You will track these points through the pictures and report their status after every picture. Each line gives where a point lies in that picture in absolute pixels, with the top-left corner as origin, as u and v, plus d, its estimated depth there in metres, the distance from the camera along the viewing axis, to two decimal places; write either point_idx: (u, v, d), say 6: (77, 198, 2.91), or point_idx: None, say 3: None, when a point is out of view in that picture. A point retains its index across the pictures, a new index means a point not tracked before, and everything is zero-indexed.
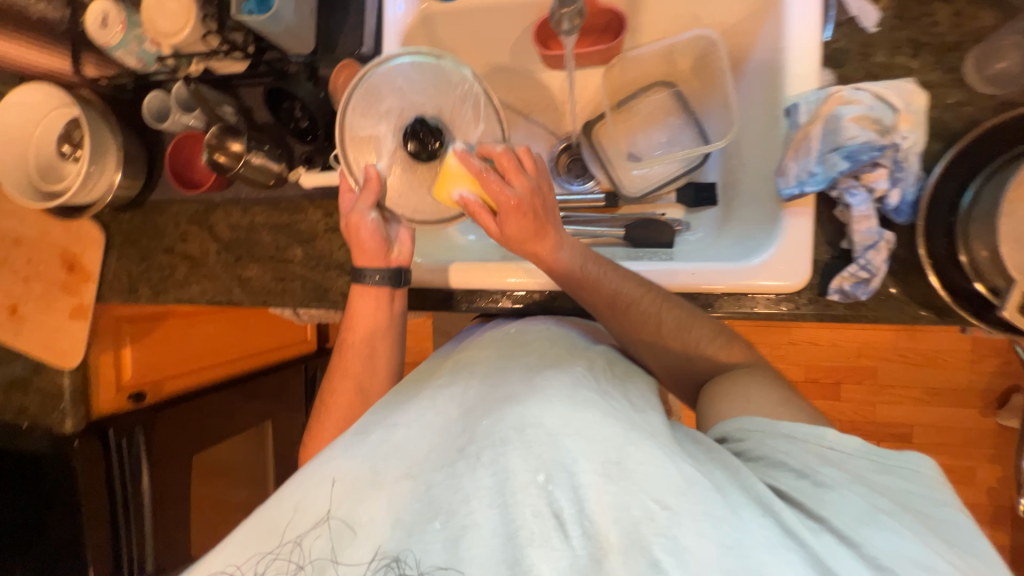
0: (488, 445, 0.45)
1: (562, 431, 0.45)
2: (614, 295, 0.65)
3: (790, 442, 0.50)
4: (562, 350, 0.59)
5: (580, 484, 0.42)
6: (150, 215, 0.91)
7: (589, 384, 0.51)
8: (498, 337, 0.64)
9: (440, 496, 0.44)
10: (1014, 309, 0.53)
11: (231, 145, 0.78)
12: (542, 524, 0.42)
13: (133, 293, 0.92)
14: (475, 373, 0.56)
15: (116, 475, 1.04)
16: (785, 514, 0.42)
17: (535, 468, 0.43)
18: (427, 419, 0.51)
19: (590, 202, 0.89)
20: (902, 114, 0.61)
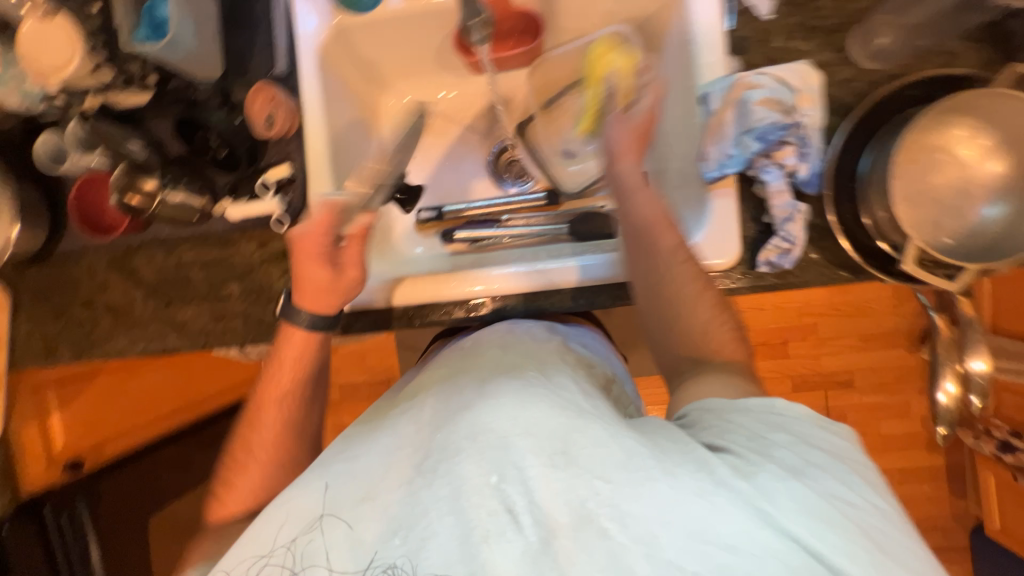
0: (443, 457, 0.45)
1: (512, 430, 0.44)
2: (645, 225, 0.66)
3: (745, 415, 0.49)
4: (512, 354, 0.59)
5: (529, 478, 0.42)
6: (60, 267, 0.83)
7: (541, 382, 0.50)
8: (454, 355, 0.64)
9: (397, 511, 0.45)
10: (912, 262, 0.60)
11: (143, 184, 0.72)
12: (495, 521, 0.41)
13: (52, 354, 0.84)
14: (431, 391, 0.56)
15: (61, 555, 0.98)
16: (727, 470, 0.42)
17: (487, 470, 0.43)
18: (390, 444, 0.51)
19: (531, 201, 0.90)
20: (800, 94, 0.67)
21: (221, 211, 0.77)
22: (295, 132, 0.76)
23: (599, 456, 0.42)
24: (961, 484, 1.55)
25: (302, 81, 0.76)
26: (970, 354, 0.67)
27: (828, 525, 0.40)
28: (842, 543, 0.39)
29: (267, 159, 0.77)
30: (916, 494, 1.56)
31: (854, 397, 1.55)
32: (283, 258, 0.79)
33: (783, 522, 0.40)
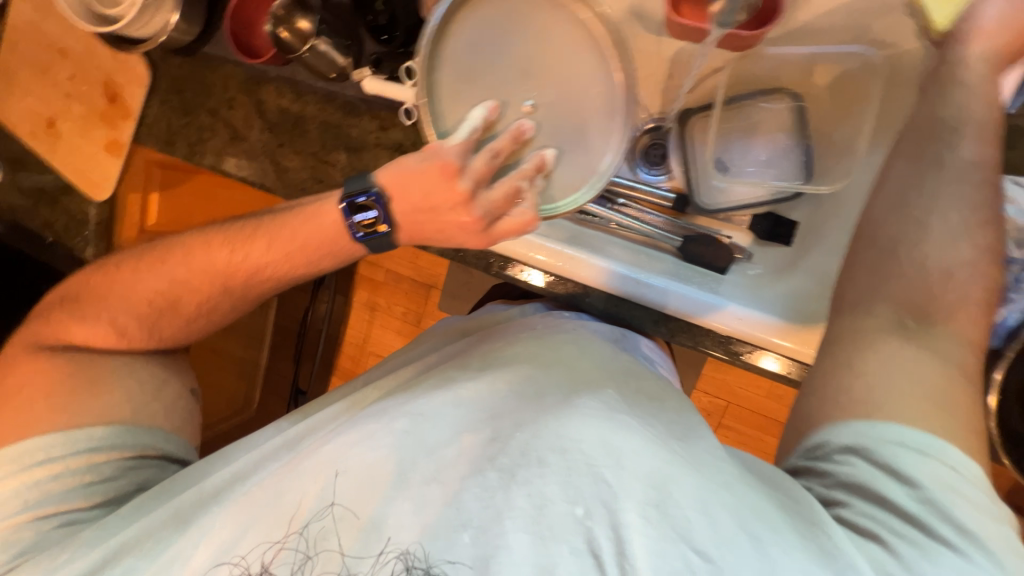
0: (522, 463, 0.43)
1: (602, 459, 0.42)
2: (957, 121, 0.53)
3: (915, 453, 0.41)
4: (596, 370, 0.55)
5: (620, 522, 0.40)
6: (201, 68, 0.85)
7: (622, 406, 0.48)
8: (529, 337, 0.63)
9: (471, 508, 0.42)
10: None
11: (299, 21, 0.70)
12: (578, 563, 0.39)
13: (170, 145, 0.89)
14: (505, 371, 0.55)
15: None
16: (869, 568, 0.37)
17: (573, 499, 0.41)
18: (452, 415, 0.50)
19: (657, 198, 0.82)
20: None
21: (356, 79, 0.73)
22: None
23: (703, 525, 0.39)
24: None
25: None
26: None
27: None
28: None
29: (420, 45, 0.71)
30: None
31: None
32: (394, 150, 0.77)
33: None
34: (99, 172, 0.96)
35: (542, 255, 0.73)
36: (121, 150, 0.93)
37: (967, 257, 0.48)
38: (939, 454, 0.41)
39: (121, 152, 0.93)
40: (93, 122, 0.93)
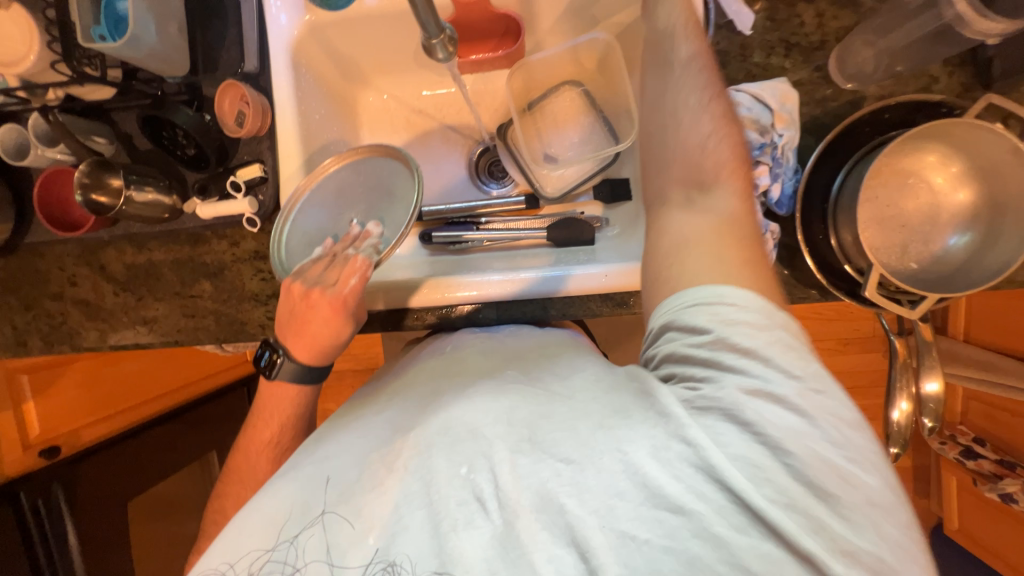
0: (414, 454, 0.49)
1: (482, 422, 0.48)
2: (668, 31, 0.63)
3: (698, 311, 0.46)
4: (489, 357, 0.62)
5: (495, 464, 0.45)
6: (29, 260, 0.82)
7: (513, 377, 0.54)
8: (439, 357, 0.67)
9: (372, 511, 0.47)
10: (873, 289, 0.60)
11: (109, 181, 0.70)
12: (465, 510, 0.45)
13: (23, 346, 0.84)
14: (408, 394, 0.60)
15: (37, 539, 0.98)
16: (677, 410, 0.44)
17: (457, 462, 0.47)
18: (361, 441, 0.54)
19: (510, 204, 0.90)
20: (777, 113, 0.65)
21: (191, 209, 0.76)
22: (266, 130, 0.75)
23: (564, 438, 0.45)
24: (924, 484, 1.61)
25: (274, 81, 0.74)
26: (925, 375, 0.68)
27: (762, 469, 0.40)
28: (783, 486, 0.40)
29: (237, 159, 0.75)
30: None
31: None
32: (254, 258, 0.79)
33: (726, 473, 0.41)
34: None
35: (466, 290, 0.75)
36: None
37: (707, 126, 0.56)
38: (718, 300, 0.46)
39: None
40: None
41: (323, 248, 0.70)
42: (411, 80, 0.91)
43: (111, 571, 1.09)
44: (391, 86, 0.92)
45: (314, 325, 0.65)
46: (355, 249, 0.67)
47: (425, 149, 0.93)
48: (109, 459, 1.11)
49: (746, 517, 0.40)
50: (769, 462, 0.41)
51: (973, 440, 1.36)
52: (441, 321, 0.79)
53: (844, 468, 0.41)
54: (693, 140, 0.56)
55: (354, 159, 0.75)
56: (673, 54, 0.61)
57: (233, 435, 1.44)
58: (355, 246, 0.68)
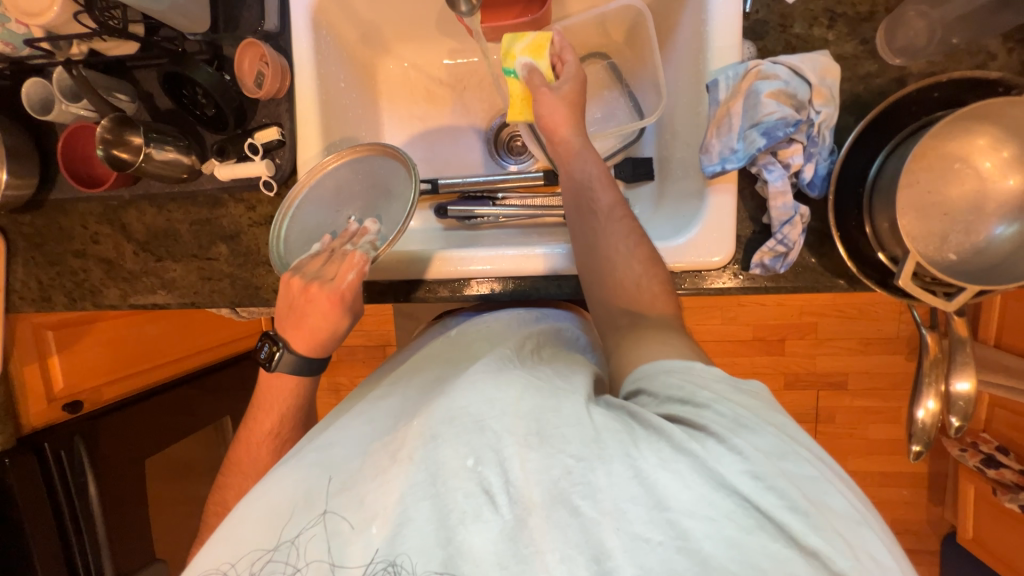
0: (420, 443, 0.46)
1: (488, 414, 0.45)
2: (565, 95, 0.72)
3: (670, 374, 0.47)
4: (490, 345, 0.60)
5: (506, 458, 0.42)
6: (54, 216, 0.83)
7: (514, 363, 0.52)
8: (441, 343, 0.68)
9: (372, 499, 0.45)
10: (908, 278, 0.56)
11: (131, 139, 0.71)
12: (473, 502, 0.42)
13: (47, 300, 0.86)
14: (411, 383, 0.59)
15: (59, 489, 1.01)
16: (676, 434, 0.41)
17: (465, 453, 0.44)
18: (363, 432, 0.52)
19: (525, 180, 0.86)
20: (816, 88, 0.62)
21: (210, 171, 0.76)
22: (285, 93, 0.74)
23: (572, 435, 0.43)
24: (939, 492, 1.56)
25: (295, 41, 0.73)
26: (956, 374, 0.64)
27: (763, 483, 0.39)
28: (790, 500, 0.38)
29: (255, 121, 0.75)
30: (894, 498, 1.58)
31: (846, 399, 1.55)
32: (270, 223, 0.79)
33: (734, 484, 0.39)
34: None
35: (485, 265, 0.73)
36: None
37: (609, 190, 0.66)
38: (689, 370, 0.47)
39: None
40: None
41: (321, 244, 0.70)
42: (432, 48, 0.89)
43: (128, 524, 1.13)
44: (412, 54, 0.90)
45: (310, 321, 0.65)
46: (353, 246, 0.68)
47: (443, 121, 0.91)
48: (129, 416, 1.14)
49: (761, 528, 0.37)
50: (772, 474, 0.39)
51: (997, 448, 1.31)
52: (458, 296, 0.76)
53: (834, 502, 0.39)
54: (617, 241, 0.63)
55: (353, 155, 0.73)
56: (569, 145, 0.70)
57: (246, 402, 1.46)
58: (354, 240, 0.68)
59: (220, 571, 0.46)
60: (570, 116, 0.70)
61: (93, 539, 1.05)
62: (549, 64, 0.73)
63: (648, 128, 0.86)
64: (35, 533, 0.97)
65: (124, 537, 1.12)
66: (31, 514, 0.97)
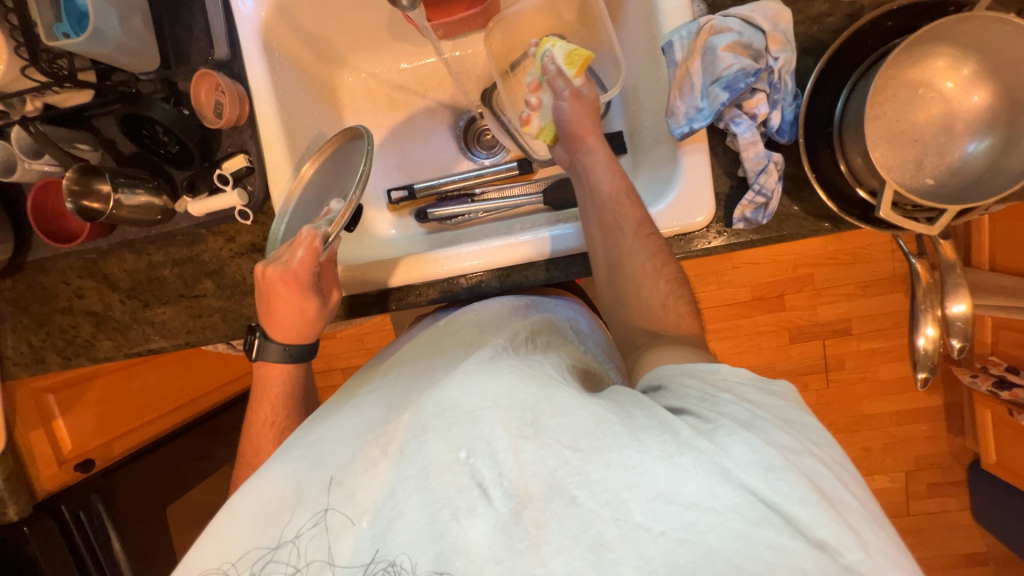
0: (409, 437, 0.44)
1: (480, 405, 0.43)
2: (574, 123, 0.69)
3: (693, 377, 0.48)
4: (485, 334, 0.58)
5: (499, 451, 0.41)
6: (35, 277, 0.83)
7: (509, 354, 0.50)
8: (428, 334, 0.64)
9: (367, 498, 0.43)
10: (888, 208, 0.57)
11: (99, 187, 0.70)
12: (466, 497, 0.41)
13: (41, 362, 0.85)
14: (402, 371, 0.56)
15: (84, 552, 1.00)
16: (683, 428, 0.41)
17: (456, 446, 0.42)
18: (354, 424, 0.49)
19: (503, 173, 0.87)
20: (771, 35, 0.62)
21: (184, 208, 0.76)
22: (246, 119, 0.73)
23: (568, 424, 0.42)
24: (956, 422, 1.57)
25: (248, 66, 0.72)
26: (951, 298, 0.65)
27: (769, 480, 0.39)
28: (788, 492, 0.38)
29: (222, 151, 0.75)
30: (913, 434, 1.58)
31: (852, 344, 1.55)
32: (251, 252, 0.78)
33: (740, 476, 0.39)
34: None
35: (475, 259, 0.72)
36: None
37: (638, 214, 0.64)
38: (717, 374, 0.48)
39: None
40: None
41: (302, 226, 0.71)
42: (388, 55, 0.88)
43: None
44: (369, 64, 0.89)
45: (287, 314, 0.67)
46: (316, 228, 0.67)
47: (409, 125, 0.91)
48: (142, 466, 1.13)
49: (770, 521, 0.37)
50: (773, 459, 0.40)
51: (1006, 369, 1.33)
52: (447, 294, 0.76)
53: (834, 488, 0.40)
54: (642, 261, 0.63)
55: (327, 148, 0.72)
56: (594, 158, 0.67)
57: None
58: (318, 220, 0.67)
59: (222, 569, 0.44)
60: (593, 122, 0.68)
61: None
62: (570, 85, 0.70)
63: (613, 102, 0.85)
64: None
65: None
66: None
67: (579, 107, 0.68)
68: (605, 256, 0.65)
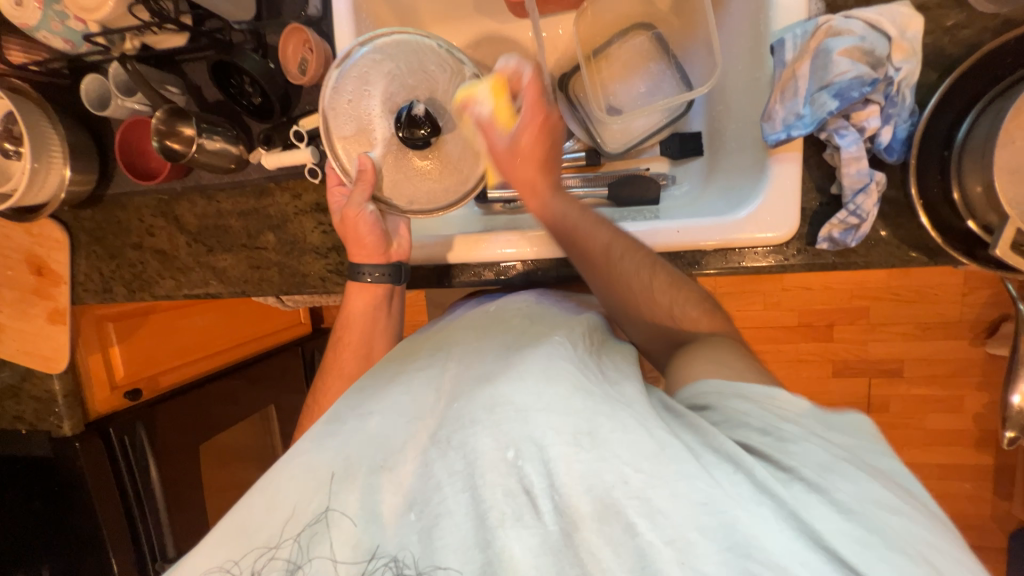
0: (457, 428, 0.44)
1: (533, 406, 0.43)
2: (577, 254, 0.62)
3: (747, 402, 0.46)
4: (539, 326, 0.56)
5: (551, 459, 0.40)
6: (112, 211, 0.87)
7: (566, 354, 0.49)
8: (478, 316, 0.62)
9: (415, 486, 0.43)
10: (1006, 246, 0.51)
11: (182, 130, 0.73)
12: (514, 502, 0.40)
13: (108, 292, 0.90)
14: (453, 354, 0.55)
15: (125, 473, 1.06)
16: (758, 470, 0.39)
17: (504, 445, 0.42)
18: (403, 404, 0.49)
19: (570, 161, 0.84)
20: (895, 42, 0.57)
21: (256, 160, 0.77)
22: (328, 79, 0.74)
23: (628, 443, 0.40)
24: (1007, 486, 1.46)
25: (336, 24, 0.72)
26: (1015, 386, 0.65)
27: (868, 547, 0.35)
28: (898, 565, 0.34)
29: (300, 108, 0.75)
30: (955, 491, 1.48)
31: (900, 387, 1.46)
32: (315, 211, 0.79)
33: (824, 538, 0.35)
34: (50, 346, 0.97)
35: (513, 248, 0.70)
36: (64, 315, 0.94)
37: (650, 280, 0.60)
38: (773, 400, 0.46)
39: (64, 318, 0.95)
40: (30, 302, 0.95)
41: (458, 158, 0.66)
42: (471, 28, 0.86)
43: (184, 507, 1.17)
44: (449, 36, 0.87)
45: (351, 239, 0.70)
46: (377, 153, 0.66)
47: None
48: (185, 403, 1.18)
49: None
50: (864, 515, 0.36)
51: None
52: (502, 279, 0.75)
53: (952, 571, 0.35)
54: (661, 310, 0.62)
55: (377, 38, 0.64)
56: (550, 206, 0.64)
57: (289, 392, 1.49)
58: (384, 143, 0.66)
59: (225, 569, 0.43)
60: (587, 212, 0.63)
61: (157, 519, 1.10)
62: (510, 105, 0.66)
63: (697, 100, 0.81)
64: (105, 513, 1.03)
65: (183, 519, 1.16)
66: (101, 496, 1.02)
67: (530, 142, 0.64)
68: (621, 300, 0.62)
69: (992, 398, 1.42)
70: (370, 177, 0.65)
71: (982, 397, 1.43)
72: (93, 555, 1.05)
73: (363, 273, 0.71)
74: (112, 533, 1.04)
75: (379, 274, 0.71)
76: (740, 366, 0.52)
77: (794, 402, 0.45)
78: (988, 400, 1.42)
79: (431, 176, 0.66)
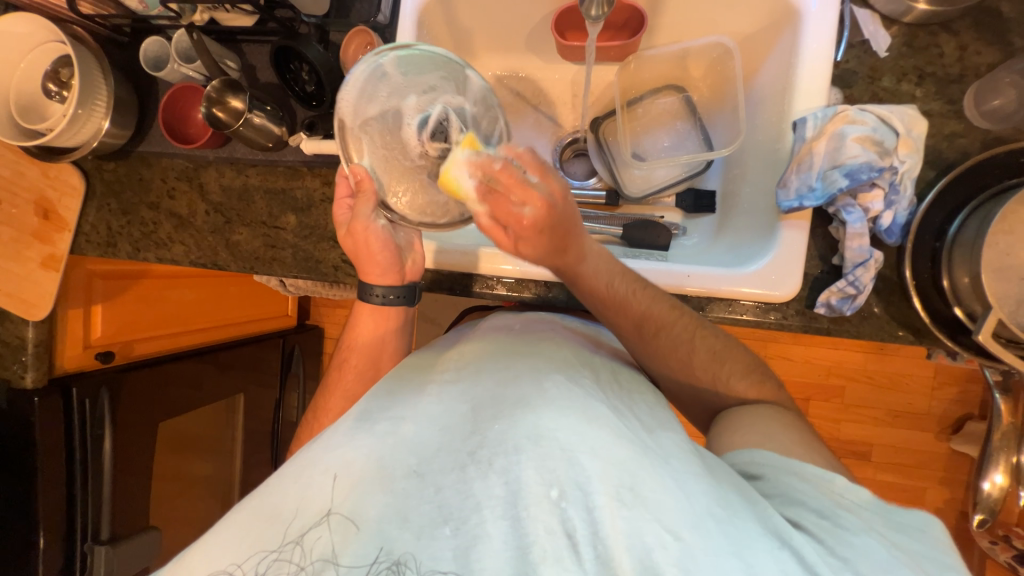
0: (500, 452, 0.44)
1: (578, 446, 0.43)
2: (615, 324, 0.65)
3: (802, 480, 0.49)
4: (570, 357, 0.58)
5: (595, 507, 0.41)
6: (136, 167, 0.87)
7: (600, 397, 0.50)
8: (503, 334, 0.63)
9: (450, 499, 0.43)
10: (988, 334, 0.55)
11: (231, 101, 0.76)
12: (554, 543, 0.40)
13: (112, 247, 0.89)
14: (482, 366, 0.56)
15: (76, 440, 0.97)
16: (805, 551, 0.41)
17: (549, 483, 0.42)
18: (435, 412, 0.49)
19: (590, 198, 0.88)
20: (902, 138, 0.64)
21: (295, 143, 0.80)
22: None
23: (669, 506, 0.41)
24: None
25: (400, 35, 0.77)
26: (988, 469, 0.69)
27: None
28: None
29: None
30: None
31: (866, 470, 1.48)
32: None
33: None
34: (36, 292, 0.93)
35: (509, 265, 0.74)
36: (59, 263, 0.91)
37: (688, 337, 0.65)
38: (832, 486, 0.48)
39: (58, 266, 0.92)
40: (26, 243, 0.91)
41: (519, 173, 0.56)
42: (516, 61, 0.92)
43: (132, 488, 1.07)
44: (495, 65, 0.93)
45: (365, 258, 0.71)
46: (366, 160, 0.59)
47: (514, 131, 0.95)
48: (155, 375, 1.11)
49: None
50: None
51: None
52: (511, 296, 0.76)
53: None
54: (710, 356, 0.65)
55: (400, 48, 0.61)
56: (580, 273, 0.62)
57: (259, 383, 1.43)
58: (373, 151, 0.59)
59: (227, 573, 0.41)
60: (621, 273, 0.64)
61: (97, 497, 1.00)
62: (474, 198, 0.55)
63: (715, 161, 0.88)
64: (45, 478, 0.93)
65: (125, 500, 1.05)
66: (44, 461, 0.93)
67: (529, 243, 0.57)
68: (662, 366, 0.66)
69: (954, 495, 1.45)
70: (368, 188, 0.60)
71: (944, 493, 1.46)
72: (13, 529, 0.94)
73: (373, 293, 0.72)
74: (46, 502, 0.94)
75: (385, 295, 0.72)
76: (790, 441, 0.55)
77: (856, 492, 0.47)
78: (950, 496, 1.45)
79: (430, 185, 0.58)
